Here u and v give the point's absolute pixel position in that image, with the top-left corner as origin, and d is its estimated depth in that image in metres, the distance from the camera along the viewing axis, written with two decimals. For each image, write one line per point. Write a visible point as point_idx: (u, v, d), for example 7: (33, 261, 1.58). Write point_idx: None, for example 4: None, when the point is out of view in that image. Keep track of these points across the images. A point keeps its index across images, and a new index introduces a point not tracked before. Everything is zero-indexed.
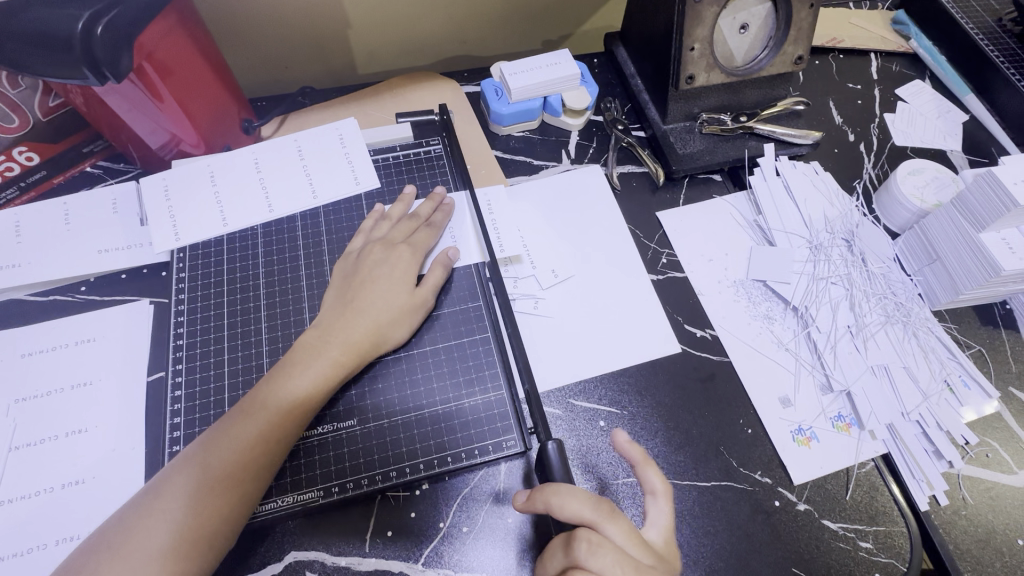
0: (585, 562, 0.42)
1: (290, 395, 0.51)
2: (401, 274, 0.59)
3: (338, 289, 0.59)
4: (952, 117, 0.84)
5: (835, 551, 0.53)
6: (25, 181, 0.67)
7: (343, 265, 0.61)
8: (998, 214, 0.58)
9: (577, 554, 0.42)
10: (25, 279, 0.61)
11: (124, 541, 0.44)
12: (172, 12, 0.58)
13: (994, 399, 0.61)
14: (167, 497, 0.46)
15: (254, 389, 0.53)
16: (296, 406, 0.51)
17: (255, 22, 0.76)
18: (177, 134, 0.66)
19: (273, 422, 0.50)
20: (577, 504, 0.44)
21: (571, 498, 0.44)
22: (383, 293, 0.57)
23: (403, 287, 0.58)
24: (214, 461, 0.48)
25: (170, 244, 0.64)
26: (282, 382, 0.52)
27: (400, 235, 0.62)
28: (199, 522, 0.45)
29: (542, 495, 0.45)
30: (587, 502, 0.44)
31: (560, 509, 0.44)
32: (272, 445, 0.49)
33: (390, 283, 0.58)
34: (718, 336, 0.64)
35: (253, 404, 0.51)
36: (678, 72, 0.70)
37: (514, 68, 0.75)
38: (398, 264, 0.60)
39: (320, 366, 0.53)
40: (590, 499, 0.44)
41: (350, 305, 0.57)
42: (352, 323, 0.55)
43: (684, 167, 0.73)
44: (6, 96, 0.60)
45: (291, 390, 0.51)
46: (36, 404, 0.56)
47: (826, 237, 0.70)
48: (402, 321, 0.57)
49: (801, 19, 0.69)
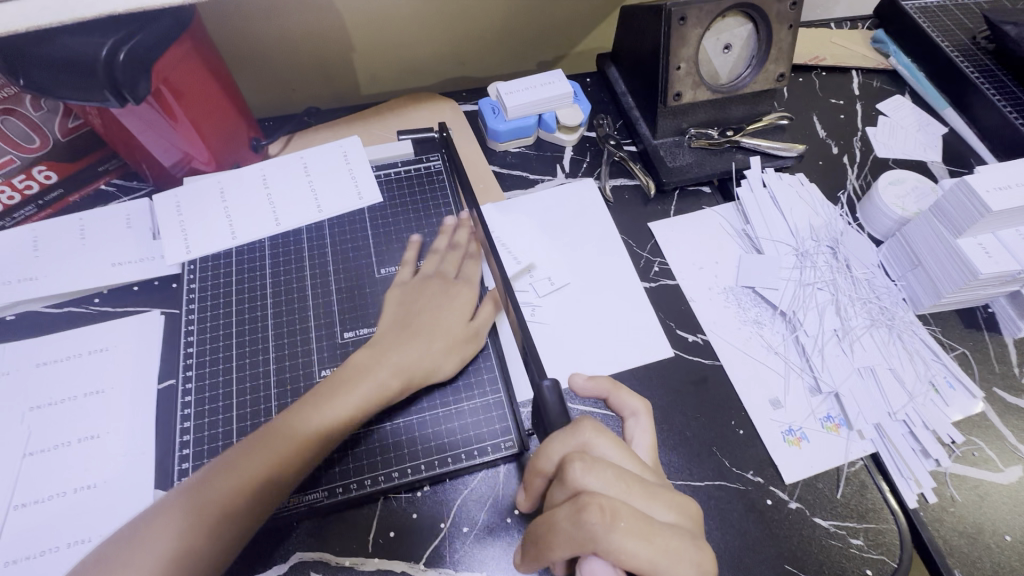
0: (584, 481, 0.39)
1: (316, 425, 0.52)
2: (457, 307, 0.62)
3: (395, 316, 0.61)
4: (932, 130, 0.88)
5: (826, 548, 0.54)
6: (43, 199, 0.70)
7: (400, 292, 0.64)
8: (972, 220, 0.61)
9: (575, 487, 0.40)
10: (40, 292, 0.64)
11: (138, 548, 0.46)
12: (187, 39, 0.61)
13: (978, 399, 0.63)
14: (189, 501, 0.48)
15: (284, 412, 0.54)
16: (317, 435, 0.52)
17: (264, 46, 0.80)
18: (188, 152, 0.69)
19: (295, 445, 0.51)
20: (558, 445, 0.42)
21: (555, 442, 0.42)
22: (430, 333, 0.59)
23: (461, 317, 0.61)
24: (238, 484, 0.49)
25: (180, 257, 0.66)
26: (309, 411, 0.53)
27: (451, 270, 0.65)
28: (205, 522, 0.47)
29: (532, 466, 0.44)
30: (563, 438, 0.42)
31: (547, 459, 0.42)
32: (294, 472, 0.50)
33: (449, 312, 0.61)
34: (709, 341, 0.66)
35: (286, 429, 0.52)
36: (666, 90, 0.73)
37: (510, 87, 0.79)
38: (455, 301, 0.62)
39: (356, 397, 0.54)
40: (565, 433, 0.42)
41: (411, 327, 0.60)
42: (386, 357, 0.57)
43: (674, 180, 0.76)
44: (28, 117, 0.64)
45: (320, 417, 0.52)
46: (51, 411, 0.58)
47: (812, 244, 0.72)
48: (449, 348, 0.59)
49: (781, 39, 0.73)
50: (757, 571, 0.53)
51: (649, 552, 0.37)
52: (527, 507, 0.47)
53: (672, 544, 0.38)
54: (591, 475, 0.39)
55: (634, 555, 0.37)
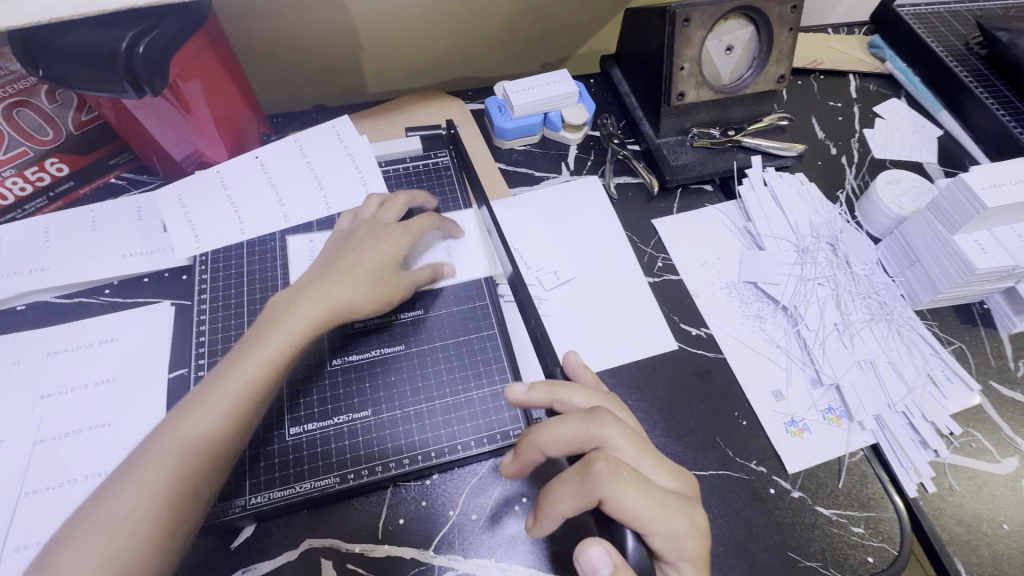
0: (606, 432, 0.44)
1: (198, 425, 0.46)
2: (388, 254, 0.59)
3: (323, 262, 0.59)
4: (928, 132, 0.90)
5: (828, 536, 0.55)
6: (54, 191, 0.71)
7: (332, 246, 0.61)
8: (968, 216, 0.62)
9: (599, 435, 0.44)
10: (52, 282, 0.64)
11: (90, 524, 0.42)
12: (203, 34, 0.62)
13: (976, 392, 0.64)
14: (138, 476, 0.44)
15: (173, 413, 0.48)
16: (238, 404, 0.48)
17: (275, 43, 0.81)
18: (200, 146, 0.71)
19: (222, 417, 0.47)
20: (586, 395, 0.49)
21: (578, 394, 0.50)
22: (356, 277, 0.57)
23: (390, 261, 0.59)
24: (178, 456, 0.45)
25: (190, 250, 0.67)
26: (193, 407, 0.47)
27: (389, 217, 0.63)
28: (167, 497, 0.44)
29: (550, 386, 0.50)
30: (593, 395, 0.50)
31: (568, 398, 0.49)
32: (205, 459, 0.46)
33: (379, 255, 0.59)
34: (712, 335, 0.68)
35: (175, 427, 0.46)
36: (669, 89, 0.75)
37: (516, 86, 0.80)
38: (387, 245, 0.60)
39: (219, 404, 0.47)
40: (596, 393, 0.50)
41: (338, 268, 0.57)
42: (265, 340, 0.51)
43: (678, 178, 0.78)
44: (42, 110, 0.65)
45: (205, 416, 0.46)
46: (61, 399, 0.58)
47: (812, 241, 0.74)
48: (374, 292, 0.58)
49: (782, 42, 0.75)
50: (762, 558, 0.54)
51: (646, 505, 0.41)
52: (518, 400, 0.50)
53: (666, 502, 0.42)
54: (613, 429, 0.45)
55: (631, 505, 0.41)
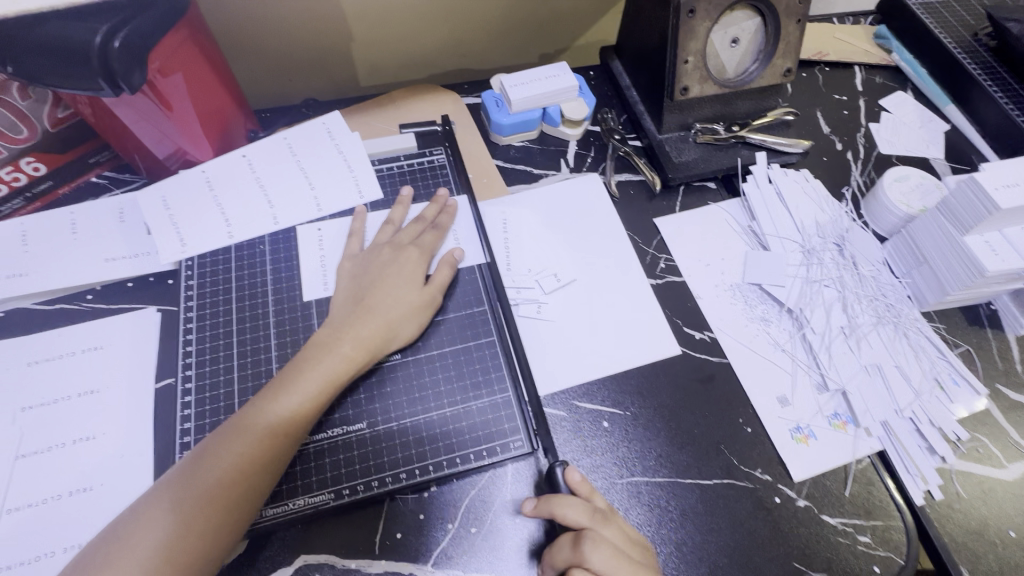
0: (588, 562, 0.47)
1: (237, 446, 0.48)
2: (408, 273, 0.60)
3: (347, 290, 0.60)
4: (934, 127, 0.88)
5: (835, 545, 0.54)
6: (31, 191, 0.68)
7: (351, 266, 0.62)
8: (980, 217, 0.60)
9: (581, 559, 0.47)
10: (31, 288, 0.62)
11: (134, 533, 0.45)
12: (183, 27, 0.59)
13: (983, 396, 0.63)
14: (185, 485, 0.47)
15: (218, 430, 0.51)
16: (277, 432, 0.50)
17: (261, 35, 0.78)
18: (183, 146, 0.68)
19: (261, 444, 0.49)
20: (577, 513, 0.49)
21: (572, 508, 0.49)
22: (384, 307, 0.57)
23: (413, 284, 0.60)
24: (216, 473, 0.47)
25: (176, 254, 0.64)
26: (236, 430, 0.50)
27: (407, 238, 0.64)
28: (206, 513, 0.46)
29: (546, 503, 0.50)
30: (585, 512, 0.49)
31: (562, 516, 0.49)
32: (244, 478, 0.48)
33: (398, 280, 0.60)
34: (716, 338, 0.66)
35: (221, 445, 0.49)
36: (672, 84, 0.72)
37: (513, 80, 0.77)
38: (406, 264, 0.61)
39: (261, 425, 0.49)
40: (589, 509, 0.49)
41: (362, 301, 0.58)
42: (307, 372, 0.53)
43: (680, 175, 0.75)
44: (14, 106, 0.61)
45: (246, 437, 0.49)
46: (44, 411, 0.56)
47: (818, 241, 0.72)
48: (406, 317, 0.58)
49: (789, 34, 0.72)
50: (767, 569, 0.53)
51: None
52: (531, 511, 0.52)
53: None
54: (595, 560, 0.47)
55: None
